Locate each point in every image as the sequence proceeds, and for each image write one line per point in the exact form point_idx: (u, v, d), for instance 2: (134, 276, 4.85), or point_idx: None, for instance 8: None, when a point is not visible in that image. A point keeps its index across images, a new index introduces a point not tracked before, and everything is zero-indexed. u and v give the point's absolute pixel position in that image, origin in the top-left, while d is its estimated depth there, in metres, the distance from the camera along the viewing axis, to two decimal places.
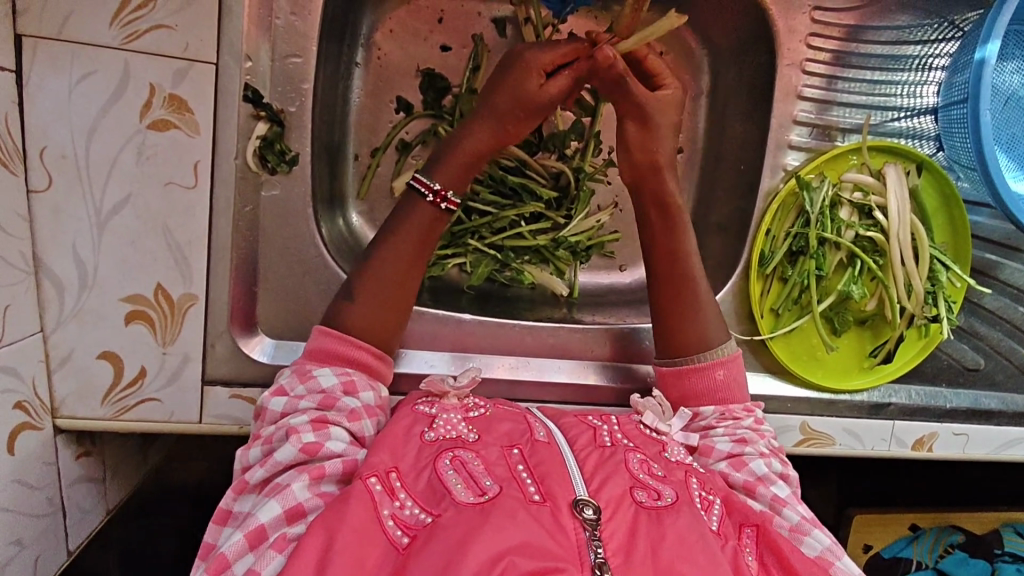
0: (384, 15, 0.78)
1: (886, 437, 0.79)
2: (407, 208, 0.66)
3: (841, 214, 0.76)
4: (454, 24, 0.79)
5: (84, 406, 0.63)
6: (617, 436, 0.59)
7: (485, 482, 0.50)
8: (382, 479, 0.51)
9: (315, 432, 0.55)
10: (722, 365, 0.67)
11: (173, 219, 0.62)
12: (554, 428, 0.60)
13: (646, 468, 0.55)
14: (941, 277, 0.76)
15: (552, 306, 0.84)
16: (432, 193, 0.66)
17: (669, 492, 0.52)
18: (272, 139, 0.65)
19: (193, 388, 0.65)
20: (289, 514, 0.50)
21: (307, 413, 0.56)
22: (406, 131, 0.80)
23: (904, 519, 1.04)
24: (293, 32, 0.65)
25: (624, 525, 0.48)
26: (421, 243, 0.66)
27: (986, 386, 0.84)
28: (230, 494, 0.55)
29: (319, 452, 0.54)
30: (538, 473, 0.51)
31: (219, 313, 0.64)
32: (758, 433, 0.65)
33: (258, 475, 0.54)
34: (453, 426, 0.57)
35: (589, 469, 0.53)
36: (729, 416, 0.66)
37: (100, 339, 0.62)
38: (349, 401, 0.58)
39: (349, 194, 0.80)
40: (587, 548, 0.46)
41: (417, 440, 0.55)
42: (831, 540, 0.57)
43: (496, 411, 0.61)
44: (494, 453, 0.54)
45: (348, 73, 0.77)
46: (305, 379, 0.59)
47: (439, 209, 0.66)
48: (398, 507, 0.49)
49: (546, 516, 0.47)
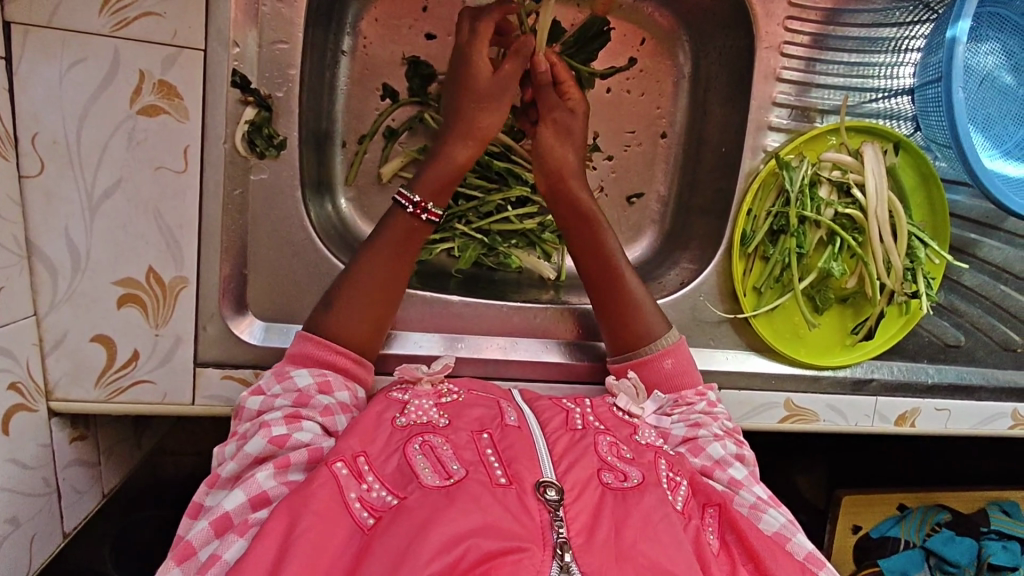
0: (370, 4, 0.79)
1: (869, 413, 0.81)
2: (388, 218, 0.68)
3: (821, 192, 0.78)
4: (439, 12, 0.80)
5: (78, 388, 0.64)
6: (589, 419, 0.60)
7: (452, 466, 0.51)
8: (349, 464, 0.52)
9: (287, 425, 0.56)
10: (669, 355, 0.69)
11: (163, 203, 0.63)
12: (528, 412, 0.60)
13: (615, 450, 0.56)
14: (919, 254, 0.78)
15: (540, 289, 0.85)
16: (412, 204, 0.68)
17: (635, 474, 0.54)
18: (261, 124, 0.66)
19: (186, 370, 0.66)
20: (254, 501, 0.51)
21: (281, 410, 0.58)
22: (393, 118, 0.81)
23: (892, 497, 1.07)
24: (280, 19, 0.66)
25: (590, 505, 0.49)
26: (405, 241, 0.67)
27: (967, 362, 0.85)
28: (204, 488, 0.55)
29: (287, 443, 0.55)
30: (505, 456, 0.52)
31: (210, 295, 0.66)
32: (711, 416, 0.66)
33: (229, 468, 0.55)
34: (425, 412, 0.58)
35: (558, 452, 0.53)
36: (682, 402, 0.67)
37: (93, 322, 0.63)
38: (324, 398, 0.60)
39: (337, 181, 0.81)
40: (550, 528, 0.47)
41: (388, 425, 0.56)
42: (782, 517, 0.57)
43: (469, 396, 0.61)
44: (463, 437, 0.54)
45: (334, 61, 0.78)
46: (282, 379, 0.60)
47: (420, 219, 0.68)
48: (366, 490, 0.50)
49: (511, 499, 0.48)
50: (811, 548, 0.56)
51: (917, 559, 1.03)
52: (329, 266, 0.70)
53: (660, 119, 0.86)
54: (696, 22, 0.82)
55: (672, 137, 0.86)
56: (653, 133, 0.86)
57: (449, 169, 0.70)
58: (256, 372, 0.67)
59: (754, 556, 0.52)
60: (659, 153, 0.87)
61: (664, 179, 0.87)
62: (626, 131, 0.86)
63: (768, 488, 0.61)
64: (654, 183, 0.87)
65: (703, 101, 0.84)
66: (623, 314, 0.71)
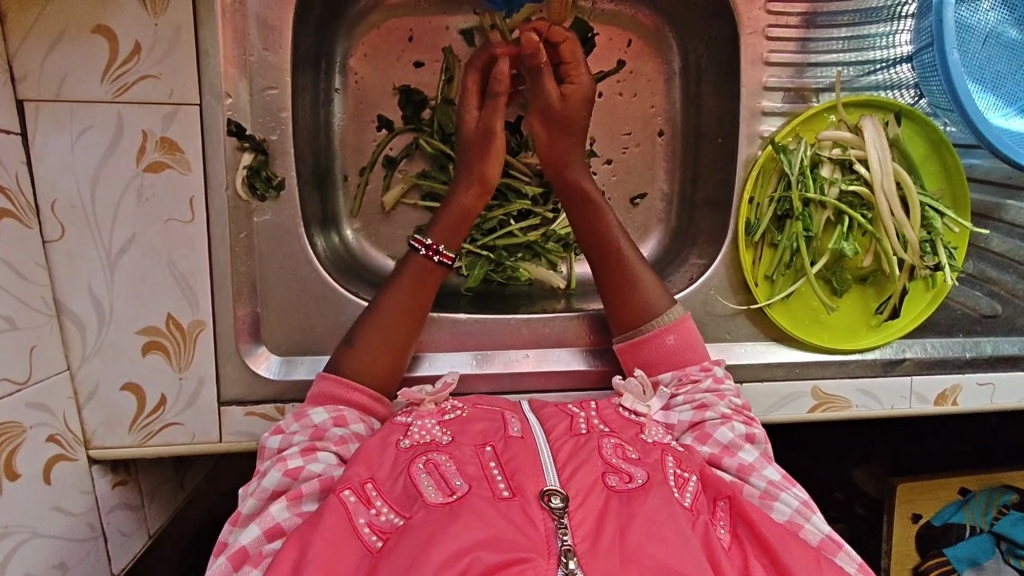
0: (357, 41, 0.82)
1: (906, 395, 0.79)
2: (402, 264, 0.71)
3: (822, 172, 0.75)
4: (424, 41, 0.83)
5: (113, 435, 0.68)
6: (594, 423, 0.59)
7: (455, 482, 0.52)
8: (356, 491, 0.53)
9: (303, 457, 0.58)
10: (672, 330, 0.69)
11: (175, 252, 0.66)
12: (533, 420, 0.60)
13: (620, 452, 0.56)
14: (935, 224, 0.74)
15: (551, 299, 0.86)
16: (425, 247, 0.70)
17: (641, 474, 0.53)
18: (258, 167, 0.69)
19: (210, 410, 0.69)
20: (269, 533, 0.53)
21: (298, 444, 0.59)
22: (391, 147, 0.84)
23: (953, 482, 1.01)
24: (268, 67, 0.69)
25: (595, 510, 0.49)
26: (417, 283, 0.70)
27: (1007, 331, 0.82)
28: (227, 526, 0.57)
29: (302, 474, 0.56)
30: (508, 469, 0.52)
31: (227, 336, 0.68)
32: (718, 394, 0.65)
33: (249, 504, 0.56)
34: (428, 431, 0.59)
35: (562, 460, 0.53)
36: (687, 380, 0.67)
37: (121, 372, 0.67)
38: (338, 430, 0.61)
39: (342, 215, 0.84)
40: (555, 536, 0.47)
41: (392, 449, 0.57)
42: (795, 498, 0.58)
43: (472, 411, 0.62)
44: (467, 452, 0.55)
45: (328, 99, 0.81)
46: (300, 418, 0.62)
47: (433, 260, 0.70)
48: (374, 514, 0.51)
49: (514, 511, 0.48)
50: (826, 530, 0.56)
51: (986, 543, 1.02)
52: (338, 296, 0.72)
53: (656, 118, 0.86)
54: (678, 16, 0.82)
55: (670, 134, 0.86)
56: (650, 132, 0.86)
57: (456, 216, 0.73)
58: (275, 407, 0.69)
59: (768, 548, 0.50)
60: (657, 152, 0.86)
61: (667, 176, 0.87)
62: (623, 133, 0.86)
63: (782, 468, 0.61)
64: (656, 181, 0.87)
65: (697, 93, 0.84)
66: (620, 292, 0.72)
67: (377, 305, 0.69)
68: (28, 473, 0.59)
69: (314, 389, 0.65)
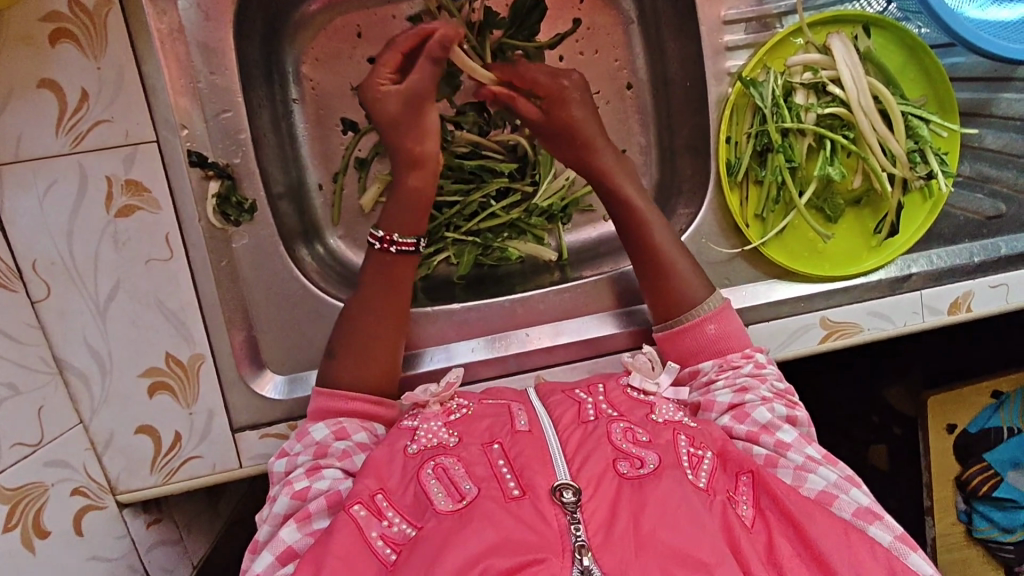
0: (306, 46, 0.80)
1: (917, 310, 0.78)
2: (364, 262, 0.71)
3: (797, 100, 0.73)
4: (374, 34, 0.81)
5: (137, 478, 0.69)
6: (602, 408, 0.59)
7: (464, 487, 0.52)
8: (366, 504, 0.53)
9: (308, 477, 0.58)
10: (712, 319, 0.69)
11: (161, 291, 0.66)
12: (540, 410, 0.60)
13: (631, 436, 0.55)
14: (922, 132, 0.72)
15: (544, 273, 0.85)
16: (377, 240, 0.70)
17: (652, 458, 0.53)
18: (228, 194, 0.67)
19: (226, 439, 0.70)
20: (281, 557, 0.54)
21: (302, 465, 0.60)
22: (360, 148, 0.83)
23: (984, 385, 1.01)
24: (218, 90, 0.67)
25: (608, 499, 0.49)
26: (379, 279, 0.69)
27: (1014, 229, 0.79)
28: (247, 556, 0.58)
29: (309, 494, 0.57)
30: (517, 466, 0.52)
31: (227, 365, 0.69)
32: (759, 378, 0.65)
33: (263, 531, 0.57)
34: (434, 434, 0.59)
35: (570, 450, 0.53)
36: (727, 367, 0.66)
37: (133, 416, 0.68)
38: (341, 444, 0.62)
39: (324, 224, 0.83)
40: (568, 532, 0.47)
41: (401, 456, 0.57)
42: (823, 476, 0.56)
43: (478, 407, 0.62)
44: (475, 452, 0.55)
45: (287, 110, 0.80)
46: (302, 437, 0.62)
47: (389, 251, 0.70)
48: (386, 525, 0.52)
49: (526, 510, 0.48)
50: (865, 501, 0.55)
51: None
52: (331, 308, 0.72)
53: (621, 71, 0.84)
54: None
55: (639, 86, 0.84)
56: (618, 87, 0.84)
57: (410, 202, 0.70)
58: (289, 425, 0.70)
59: (792, 520, 0.50)
60: (629, 106, 0.84)
61: (643, 129, 0.84)
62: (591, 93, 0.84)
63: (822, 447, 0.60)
64: (632, 137, 0.85)
65: (658, 38, 0.81)
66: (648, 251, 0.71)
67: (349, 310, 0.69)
68: (58, 530, 0.62)
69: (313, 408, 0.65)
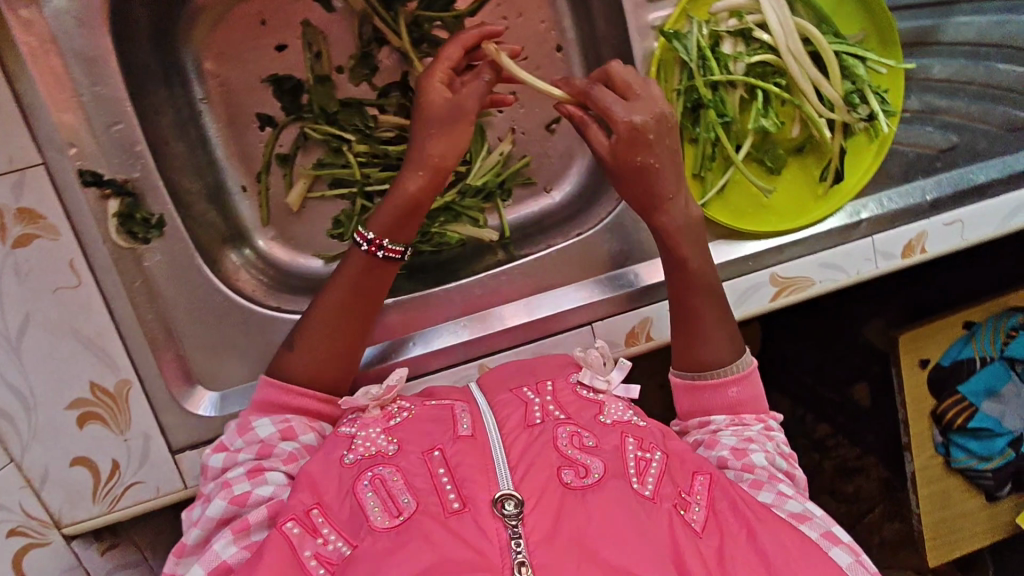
0: (205, 40, 0.75)
1: (870, 256, 0.74)
2: (344, 260, 0.66)
3: (725, 49, 0.69)
4: (278, 20, 0.76)
5: (81, 509, 0.67)
6: (549, 410, 0.58)
7: (402, 500, 0.50)
8: (300, 521, 0.51)
9: (250, 481, 0.56)
10: (737, 382, 0.65)
11: (76, 320, 0.63)
12: (485, 410, 0.58)
13: (576, 441, 0.55)
14: (858, 71, 0.68)
15: (488, 254, 0.82)
16: (367, 241, 0.64)
17: (597, 465, 0.52)
18: (131, 211, 0.64)
19: (167, 461, 0.67)
20: (215, 571, 0.52)
21: (243, 464, 0.58)
22: (281, 144, 0.79)
23: (956, 318, 0.99)
24: (105, 101, 0.63)
25: (550, 510, 0.48)
26: (358, 278, 0.65)
27: (969, 160, 0.76)
28: (172, 560, 0.56)
29: (248, 500, 0.55)
30: (457, 477, 0.50)
31: (158, 388, 0.66)
32: (768, 436, 0.62)
33: (194, 535, 0.55)
34: (372, 441, 0.57)
35: (513, 458, 0.52)
36: (739, 423, 0.63)
37: (66, 448, 0.66)
38: (286, 445, 0.60)
39: (252, 226, 0.79)
40: (508, 548, 0.46)
41: (337, 465, 0.55)
42: (798, 503, 0.55)
43: (419, 411, 0.60)
44: (414, 461, 0.53)
45: (195, 112, 0.75)
46: (245, 432, 0.60)
47: (372, 256, 0.65)
48: (321, 544, 0.50)
49: (466, 526, 0.47)
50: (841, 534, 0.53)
51: (1001, 371, 0.99)
52: (261, 318, 0.69)
53: (549, 33, 0.79)
54: None
55: (568, 48, 0.79)
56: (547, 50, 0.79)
57: (403, 203, 0.64)
58: None
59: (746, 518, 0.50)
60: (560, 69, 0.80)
61: None
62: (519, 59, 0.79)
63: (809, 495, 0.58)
64: None
65: None
66: (646, 214, 0.66)
67: (317, 302, 0.65)
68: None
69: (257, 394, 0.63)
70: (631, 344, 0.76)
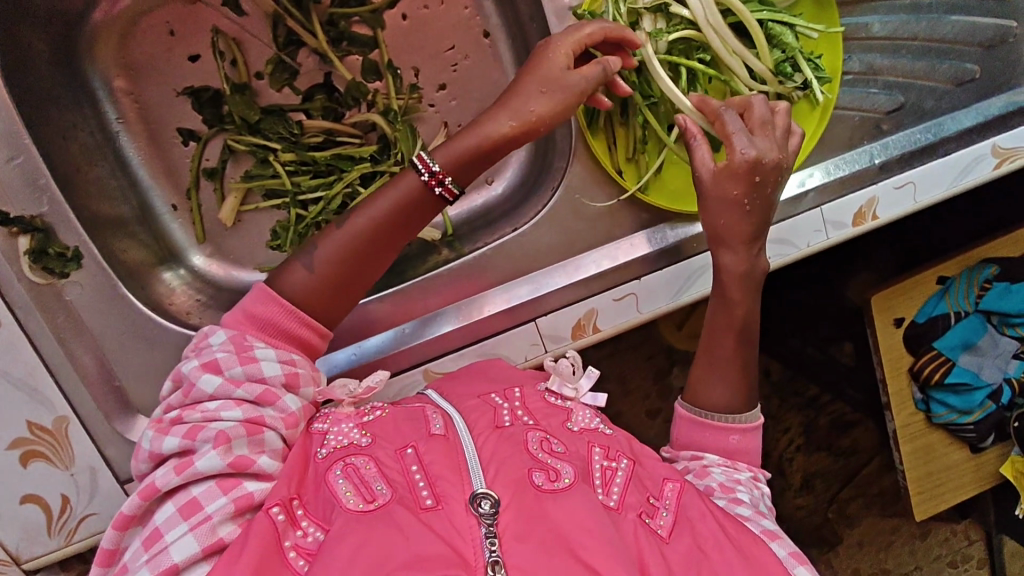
0: (113, 58, 0.72)
1: (819, 228, 0.72)
2: (399, 177, 0.61)
3: (645, 27, 0.65)
4: (188, 30, 0.73)
5: (38, 544, 0.67)
6: (518, 415, 0.56)
7: (377, 488, 0.49)
8: (284, 507, 0.49)
9: (249, 440, 0.51)
10: (740, 432, 0.62)
11: (3, 361, 0.63)
12: (455, 412, 0.56)
13: (545, 445, 0.53)
14: (786, 39, 0.65)
15: (433, 254, 0.78)
16: (429, 172, 0.60)
17: (567, 470, 0.51)
18: (42, 246, 0.63)
19: (116, 492, 0.67)
20: (206, 548, 0.47)
21: (241, 407, 0.52)
22: (207, 158, 0.76)
23: (929, 273, 0.97)
24: (3, 135, 0.61)
25: (520, 512, 0.47)
26: (397, 214, 0.61)
27: (916, 120, 0.74)
28: (137, 501, 0.49)
29: (248, 467, 0.51)
30: (431, 473, 0.49)
31: (96, 421, 0.65)
32: (755, 483, 0.61)
33: (173, 486, 0.49)
34: (345, 435, 0.55)
35: (485, 457, 0.51)
36: (733, 469, 0.61)
37: (13, 488, 0.65)
38: (289, 400, 0.55)
39: (185, 245, 0.76)
40: (482, 547, 0.45)
41: (312, 462, 0.53)
42: (772, 523, 0.56)
43: (394, 409, 0.58)
44: (389, 455, 0.52)
45: (110, 133, 0.73)
46: (246, 364, 0.54)
47: (432, 190, 0.61)
48: (300, 535, 0.48)
49: (442, 522, 0.46)
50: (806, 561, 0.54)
51: (977, 324, 0.97)
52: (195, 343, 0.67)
53: (474, 19, 0.77)
54: None
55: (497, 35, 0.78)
56: (474, 36, 0.77)
57: (481, 142, 0.60)
58: None
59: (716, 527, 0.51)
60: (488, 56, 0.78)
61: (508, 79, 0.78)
62: (446, 49, 0.77)
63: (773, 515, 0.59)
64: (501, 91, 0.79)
65: None
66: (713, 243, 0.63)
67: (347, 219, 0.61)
68: None
69: (254, 308, 0.58)
70: (579, 337, 0.71)
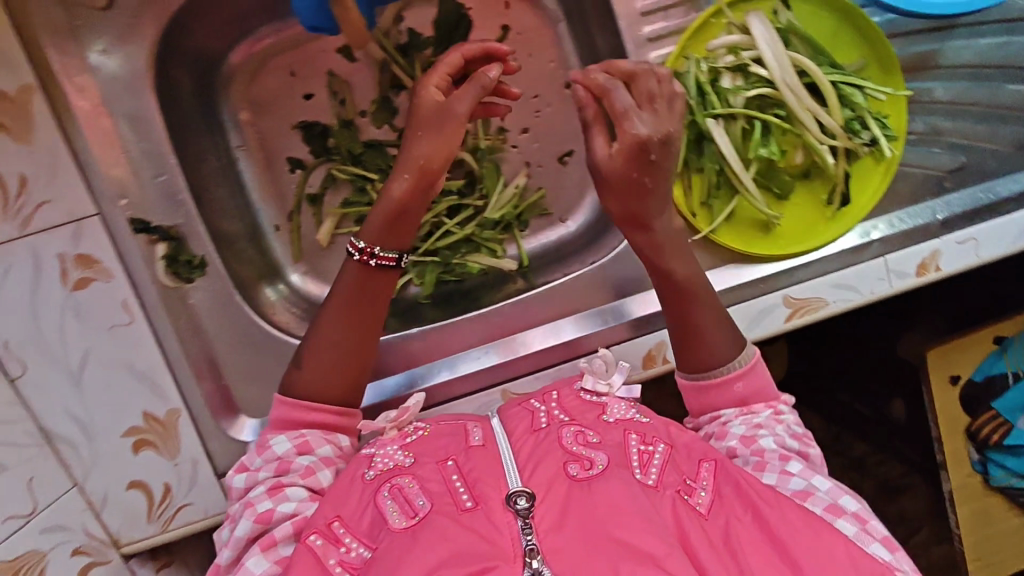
0: (240, 93, 0.81)
1: (882, 276, 0.75)
2: (342, 274, 0.67)
3: (724, 83, 0.72)
4: (308, 71, 0.82)
5: (137, 530, 0.72)
6: (554, 415, 0.60)
7: (418, 502, 0.52)
8: (323, 533, 0.53)
9: (272, 498, 0.58)
10: (741, 377, 0.64)
11: (130, 355, 0.69)
12: (496, 427, 0.61)
13: (580, 437, 0.56)
14: (856, 99, 0.71)
15: (508, 282, 0.85)
16: (359, 250, 0.65)
17: (601, 458, 0.54)
18: (175, 254, 0.72)
19: (214, 484, 0.73)
20: None
21: (263, 483, 0.59)
22: (309, 185, 0.84)
23: (985, 333, 0.95)
24: (151, 154, 0.71)
25: (556, 504, 0.50)
26: (359, 292, 0.66)
27: (978, 180, 0.77)
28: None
29: (272, 517, 0.56)
30: (470, 479, 0.53)
31: (203, 415, 0.72)
32: (776, 421, 0.62)
33: (225, 555, 0.57)
34: (390, 457, 0.59)
35: (522, 458, 0.54)
36: (747, 413, 0.63)
37: (122, 473, 0.71)
38: (304, 459, 0.61)
39: (286, 262, 0.84)
40: (519, 537, 0.48)
41: (359, 483, 0.57)
42: (802, 480, 0.56)
43: (434, 428, 0.62)
44: (429, 468, 0.55)
45: (232, 157, 0.81)
46: (262, 451, 0.62)
47: (365, 262, 0.66)
48: (343, 552, 0.52)
49: (478, 520, 0.49)
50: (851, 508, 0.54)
51: None
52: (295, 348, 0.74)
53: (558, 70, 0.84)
54: None
55: None
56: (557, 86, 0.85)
57: (389, 210, 0.64)
58: None
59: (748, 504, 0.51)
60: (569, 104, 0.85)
61: None
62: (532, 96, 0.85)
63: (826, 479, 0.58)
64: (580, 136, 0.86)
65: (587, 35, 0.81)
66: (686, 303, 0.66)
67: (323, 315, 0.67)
68: None
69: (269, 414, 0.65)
70: (647, 366, 0.76)
